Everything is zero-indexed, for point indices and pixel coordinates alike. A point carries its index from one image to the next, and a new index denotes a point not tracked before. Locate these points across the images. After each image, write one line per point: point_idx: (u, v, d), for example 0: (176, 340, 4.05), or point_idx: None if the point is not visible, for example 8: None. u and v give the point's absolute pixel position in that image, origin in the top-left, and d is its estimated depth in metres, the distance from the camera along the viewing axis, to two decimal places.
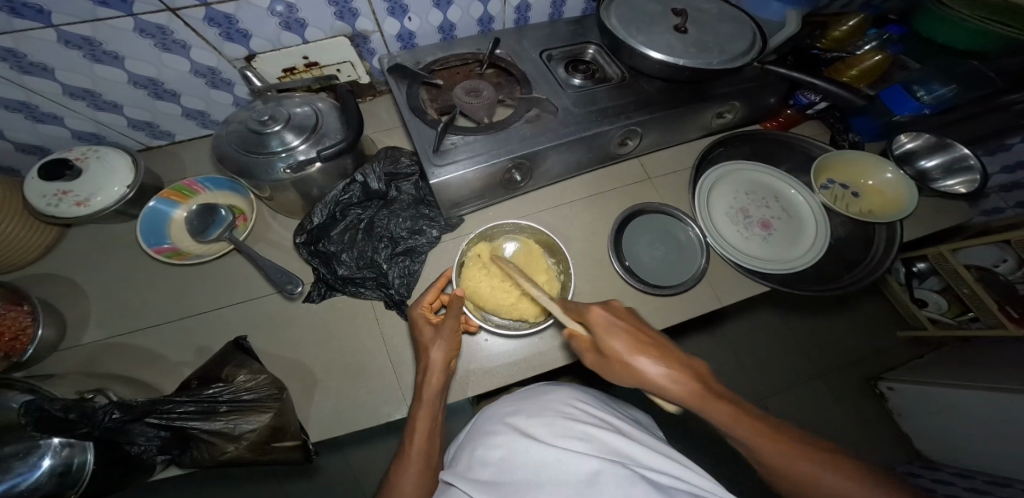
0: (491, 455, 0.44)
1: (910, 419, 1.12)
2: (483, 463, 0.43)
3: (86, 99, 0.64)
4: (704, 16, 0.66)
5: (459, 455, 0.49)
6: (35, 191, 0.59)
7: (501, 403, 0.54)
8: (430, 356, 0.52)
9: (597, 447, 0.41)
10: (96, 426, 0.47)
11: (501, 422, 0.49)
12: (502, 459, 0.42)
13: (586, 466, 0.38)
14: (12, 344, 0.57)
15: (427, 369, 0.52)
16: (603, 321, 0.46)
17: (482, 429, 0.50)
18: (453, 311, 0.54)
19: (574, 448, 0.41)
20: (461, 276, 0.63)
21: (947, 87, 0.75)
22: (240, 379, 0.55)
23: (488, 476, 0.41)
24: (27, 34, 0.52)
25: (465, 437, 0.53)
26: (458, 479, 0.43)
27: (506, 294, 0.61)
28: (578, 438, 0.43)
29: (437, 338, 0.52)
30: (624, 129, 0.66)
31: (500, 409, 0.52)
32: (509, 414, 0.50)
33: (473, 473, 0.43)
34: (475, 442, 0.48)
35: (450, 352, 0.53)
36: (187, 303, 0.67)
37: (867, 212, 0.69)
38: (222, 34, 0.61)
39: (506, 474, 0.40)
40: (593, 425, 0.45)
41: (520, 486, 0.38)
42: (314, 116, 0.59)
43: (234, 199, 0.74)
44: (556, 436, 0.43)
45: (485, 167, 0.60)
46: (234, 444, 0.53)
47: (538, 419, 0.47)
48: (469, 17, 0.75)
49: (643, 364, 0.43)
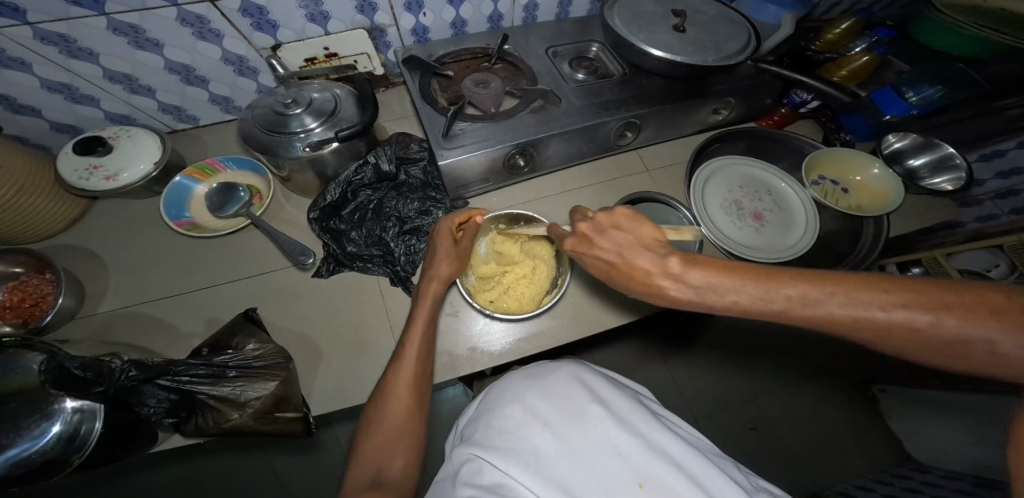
0: (508, 424, 0.45)
1: (901, 420, 1.14)
2: (501, 431, 0.45)
3: (123, 83, 0.68)
4: (703, 17, 0.70)
5: (474, 424, 0.51)
6: (68, 166, 0.63)
7: (510, 380, 0.54)
8: (439, 267, 0.60)
9: (608, 411, 0.44)
10: (112, 384, 0.50)
11: (517, 391, 0.50)
12: (519, 427, 0.44)
13: (601, 437, 0.41)
14: (34, 309, 0.61)
15: (432, 276, 0.59)
16: (576, 242, 0.49)
17: (499, 394, 0.52)
18: (469, 237, 0.62)
19: (592, 416, 0.43)
20: (509, 309, 0.65)
21: (935, 88, 0.78)
22: (250, 348, 0.57)
23: (506, 444, 0.43)
24: (79, 21, 0.56)
25: (484, 399, 0.55)
26: (478, 448, 0.44)
27: (523, 266, 0.68)
28: (593, 406, 0.45)
29: (442, 257, 0.60)
30: (623, 122, 0.69)
31: (516, 374, 0.55)
32: (525, 383, 0.51)
33: (490, 440, 0.44)
34: (489, 413, 0.50)
35: (455, 269, 0.61)
36: (200, 277, 0.70)
37: (856, 207, 0.72)
38: (252, 24, 0.65)
39: (520, 443, 0.42)
40: (608, 392, 0.48)
41: (540, 453, 0.41)
42: (333, 101, 0.63)
43: (253, 180, 0.78)
44: (574, 403, 0.46)
45: (491, 151, 0.64)
46: (238, 412, 0.55)
47: (556, 386, 0.49)
48: (480, 14, 0.79)
49: (645, 274, 0.41)
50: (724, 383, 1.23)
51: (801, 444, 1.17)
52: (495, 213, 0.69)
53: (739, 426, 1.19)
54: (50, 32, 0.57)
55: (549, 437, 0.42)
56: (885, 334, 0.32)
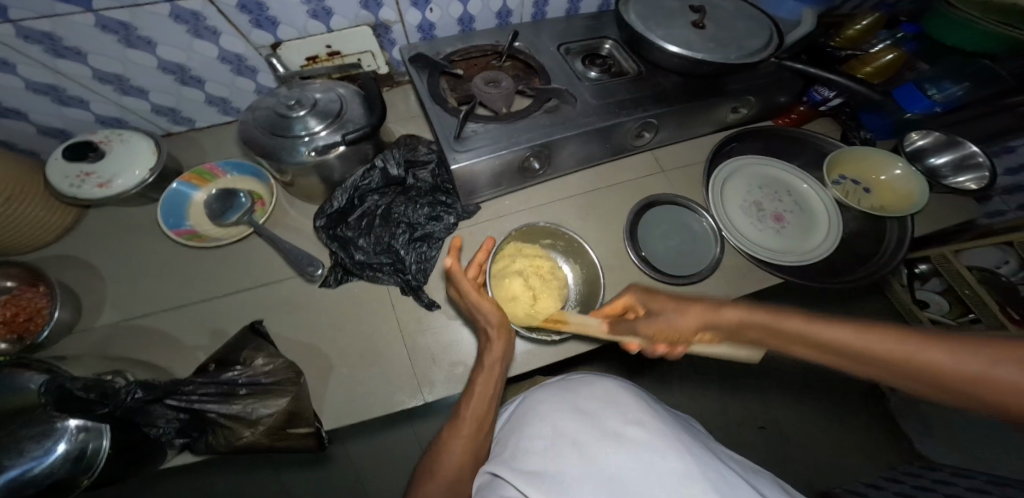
0: (536, 443, 0.44)
1: (911, 419, 1.13)
2: (528, 452, 0.43)
3: (114, 83, 0.65)
4: (721, 12, 0.67)
5: (499, 446, 0.49)
6: (58, 173, 0.60)
7: (543, 396, 0.52)
8: (480, 304, 0.53)
9: (637, 429, 0.42)
10: (118, 407, 0.46)
11: (546, 407, 0.49)
12: (546, 447, 0.42)
13: (628, 456, 0.39)
14: (27, 324, 0.57)
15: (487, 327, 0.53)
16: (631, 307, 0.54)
17: (527, 411, 0.51)
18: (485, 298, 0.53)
19: (623, 436, 0.41)
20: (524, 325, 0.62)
21: (959, 86, 0.74)
22: (258, 363, 0.54)
23: (531, 463, 0.41)
24: (65, 18, 0.53)
25: (509, 417, 0.55)
26: (502, 465, 0.43)
27: (541, 269, 0.66)
28: (624, 426, 0.43)
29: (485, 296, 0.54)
30: (640, 122, 0.67)
31: (548, 391, 0.53)
32: (555, 398, 0.50)
33: (518, 457, 0.43)
34: (514, 435, 0.48)
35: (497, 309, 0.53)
36: (201, 287, 0.66)
37: (878, 208, 0.71)
38: (251, 21, 0.61)
39: (548, 464, 0.40)
40: (639, 409, 0.46)
41: (564, 473, 0.38)
42: (338, 102, 0.60)
43: (253, 185, 0.75)
44: (603, 422, 0.44)
45: (505, 153, 0.61)
46: (250, 429, 0.52)
47: (586, 404, 0.47)
48: (488, 10, 0.76)
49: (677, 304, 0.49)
50: (733, 383, 1.22)
51: (812, 444, 1.17)
52: (540, 224, 0.67)
53: (749, 426, 1.18)
54: (34, 30, 0.53)
55: (573, 456, 0.40)
56: (930, 369, 0.34)
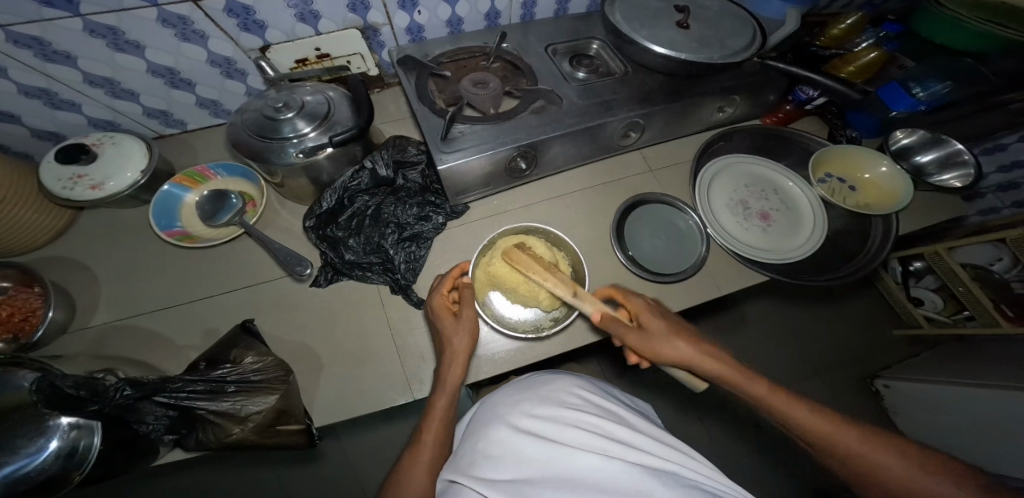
0: (492, 449, 0.44)
1: (905, 417, 1.13)
2: (488, 458, 0.43)
3: (105, 87, 0.66)
4: (705, 12, 0.68)
5: (461, 449, 0.50)
6: (51, 175, 0.60)
7: (504, 394, 0.53)
8: (452, 343, 0.54)
9: (589, 434, 0.43)
10: (107, 404, 0.47)
11: (500, 413, 0.50)
12: (505, 452, 0.43)
13: (585, 463, 0.39)
14: (22, 324, 0.58)
15: (450, 359, 0.53)
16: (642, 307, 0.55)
17: (482, 421, 0.51)
18: (468, 300, 0.56)
19: (580, 437, 0.42)
20: (514, 322, 0.63)
21: (942, 84, 0.76)
22: (248, 361, 0.55)
23: (488, 471, 0.42)
24: (53, 23, 0.54)
25: (468, 423, 0.56)
26: (461, 476, 0.44)
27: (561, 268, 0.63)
28: (582, 426, 0.44)
29: (459, 329, 0.54)
30: (626, 121, 0.68)
31: (501, 400, 0.53)
32: (510, 404, 0.51)
33: (476, 468, 0.43)
34: (476, 435, 0.49)
35: (472, 343, 0.54)
36: (191, 288, 0.67)
37: (864, 205, 0.72)
38: (239, 24, 0.62)
39: (508, 469, 0.41)
40: (591, 414, 0.47)
41: (523, 478, 0.39)
42: (326, 104, 0.61)
43: (245, 186, 0.76)
44: (556, 425, 0.44)
45: (491, 154, 0.62)
46: (239, 426, 0.53)
47: (540, 408, 0.48)
48: (477, 12, 0.77)
49: (681, 345, 0.51)
50: None
51: None
52: (520, 224, 0.67)
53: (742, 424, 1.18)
54: (23, 35, 0.54)
55: (533, 460, 0.41)
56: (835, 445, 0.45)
